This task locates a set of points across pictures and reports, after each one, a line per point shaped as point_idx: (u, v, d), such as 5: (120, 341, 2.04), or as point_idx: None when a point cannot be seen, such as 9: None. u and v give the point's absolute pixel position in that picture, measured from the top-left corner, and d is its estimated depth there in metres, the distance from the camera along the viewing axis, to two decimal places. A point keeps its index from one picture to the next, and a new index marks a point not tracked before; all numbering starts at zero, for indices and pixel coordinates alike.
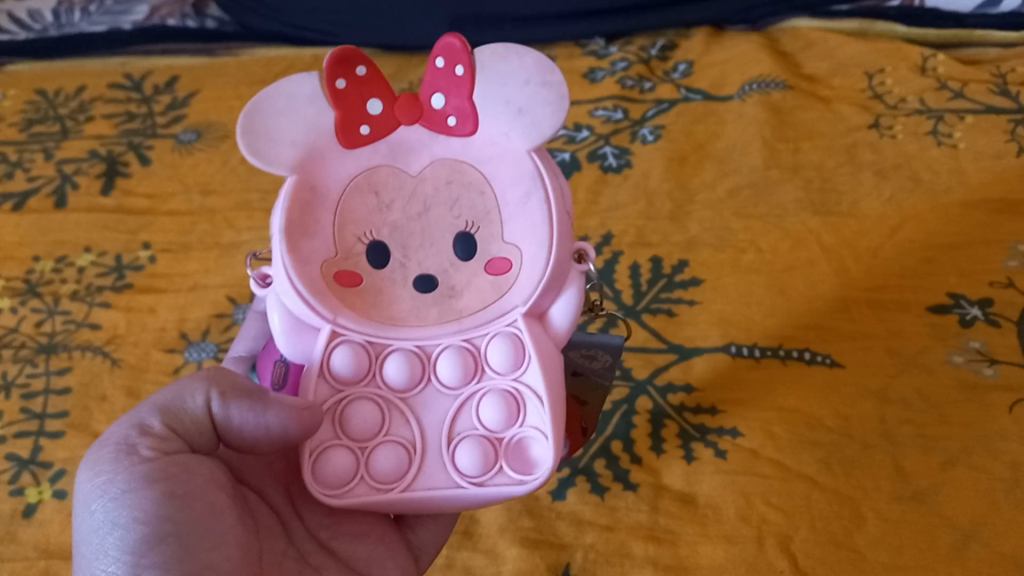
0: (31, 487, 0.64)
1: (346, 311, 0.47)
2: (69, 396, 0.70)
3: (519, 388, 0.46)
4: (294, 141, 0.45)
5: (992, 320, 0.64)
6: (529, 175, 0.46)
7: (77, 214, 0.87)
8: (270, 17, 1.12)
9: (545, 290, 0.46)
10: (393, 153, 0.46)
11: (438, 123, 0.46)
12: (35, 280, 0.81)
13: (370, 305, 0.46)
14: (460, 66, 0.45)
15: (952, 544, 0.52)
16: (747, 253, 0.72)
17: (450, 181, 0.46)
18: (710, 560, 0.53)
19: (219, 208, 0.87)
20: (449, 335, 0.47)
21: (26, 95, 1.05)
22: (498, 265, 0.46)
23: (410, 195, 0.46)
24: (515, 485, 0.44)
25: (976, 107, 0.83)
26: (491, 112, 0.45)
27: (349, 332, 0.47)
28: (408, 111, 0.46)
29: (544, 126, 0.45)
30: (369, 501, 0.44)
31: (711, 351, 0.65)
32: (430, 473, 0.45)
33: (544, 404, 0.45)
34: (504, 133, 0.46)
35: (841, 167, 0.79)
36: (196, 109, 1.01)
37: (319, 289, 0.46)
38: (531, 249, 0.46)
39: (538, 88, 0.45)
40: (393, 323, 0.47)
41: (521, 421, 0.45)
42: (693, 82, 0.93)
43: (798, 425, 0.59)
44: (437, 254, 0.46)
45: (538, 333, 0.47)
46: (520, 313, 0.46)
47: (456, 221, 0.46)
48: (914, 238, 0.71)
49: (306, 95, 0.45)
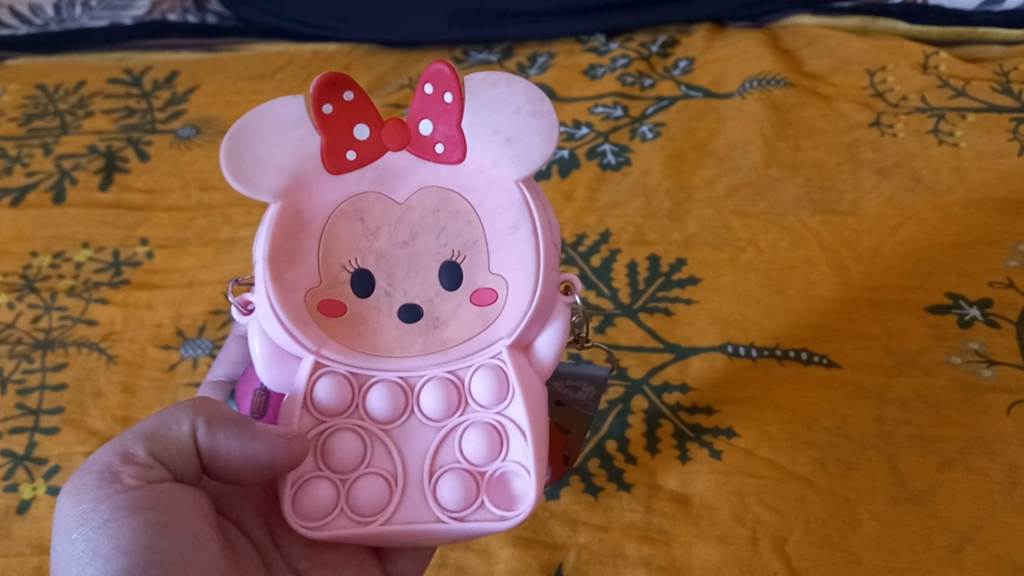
0: (26, 483, 0.64)
1: (330, 342, 0.46)
2: (65, 392, 0.70)
3: (503, 422, 0.45)
4: (278, 166, 0.45)
5: (991, 320, 0.63)
6: (518, 205, 0.45)
7: (75, 210, 0.87)
8: (270, 11, 1.11)
9: (531, 322, 0.46)
10: (379, 179, 0.46)
11: (427, 150, 0.46)
12: (33, 275, 0.81)
13: (354, 335, 0.46)
14: (450, 93, 0.45)
15: (947, 547, 0.51)
16: (746, 251, 0.72)
17: (438, 210, 0.46)
18: (705, 560, 0.53)
19: (217, 204, 0.86)
20: (434, 366, 0.47)
21: (26, 90, 1.05)
22: (484, 296, 0.46)
23: (396, 223, 0.45)
24: (496, 521, 0.44)
25: (979, 105, 0.82)
26: (480, 139, 0.45)
27: (332, 362, 0.46)
28: (396, 137, 0.46)
29: (533, 154, 0.45)
30: (347, 535, 0.44)
31: (707, 350, 0.65)
32: (411, 506, 0.45)
33: (528, 439, 0.44)
34: (493, 162, 0.45)
35: (841, 166, 0.78)
36: (195, 105, 1.00)
37: (303, 318, 0.46)
38: (518, 279, 0.45)
39: (527, 117, 0.45)
40: (377, 354, 0.46)
41: (504, 455, 0.45)
42: (693, 79, 0.92)
43: (794, 425, 0.58)
44: (423, 282, 0.46)
45: (522, 365, 0.47)
46: (504, 345, 0.46)
47: (443, 251, 0.45)
48: (915, 237, 0.70)
49: (292, 119, 0.45)
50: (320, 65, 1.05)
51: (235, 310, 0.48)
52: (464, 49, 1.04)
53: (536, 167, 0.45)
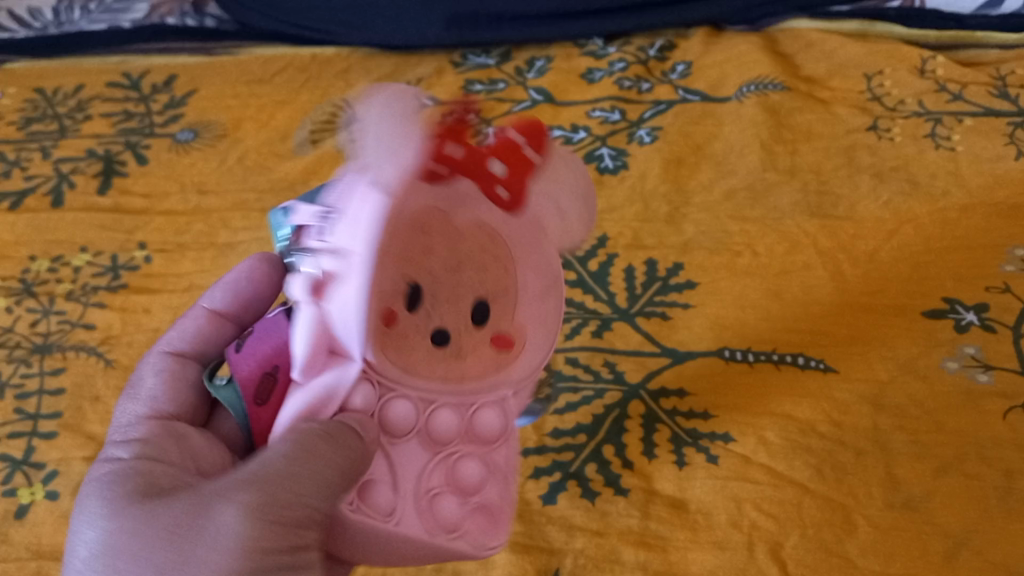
0: (24, 488, 0.64)
1: (384, 351, 0.39)
2: (63, 397, 0.70)
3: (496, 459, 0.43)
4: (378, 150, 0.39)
5: (987, 325, 0.63)
6: (552, 271, 0.45)
7: (73, 214, 0.87)
8: (269, 14, 1.11)
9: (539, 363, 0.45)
10: (447, 196, 0.41)
11: (493, 191, 0.43)
12: (31, 279, 0.81)
13: (399, 347, 0.39)
14: (535, 152, 0.45)
15: (943, 553, 0.51)
16: (743, 256, 0.72)
17: (484, 238, 0.42)
18: (701, 566, 0.53)
19: (216, 208, 0.87)
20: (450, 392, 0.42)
21: (24, 93, 1.05)
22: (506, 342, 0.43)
23: (456, 241, 0.40)
24: (472, 551, 0.42)
25: (976, 109, 0.82)
26: (538, 205, 0.45)
27: (377, 371, 0.39)
28: (472, 163, 0.43)
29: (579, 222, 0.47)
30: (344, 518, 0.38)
31: (704, 354, 0.65)
32: (408, 518, 0.39)
33: (510, 482, 0.44)
34: (546, 225, 0.45)
35: (838, 169, 0.78)
36: (193, 108, 1.00)
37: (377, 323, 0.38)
38: (537, 334, 0.45)
39: (576, 202, 0.46)
40: (405, 373, 0.40)
41: (489, 491, 0.43)
42: (691, 82, 0.92)
43: (791, 430, 0.59)
44: (458, 313, 0.40)
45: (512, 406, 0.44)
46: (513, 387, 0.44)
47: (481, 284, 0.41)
48: (911, 242, 0.70)
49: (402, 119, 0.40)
50: (318, 69, 1.05)
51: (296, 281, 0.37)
52: (462, 53, 1.04)
53: (569, 245, 0.46)
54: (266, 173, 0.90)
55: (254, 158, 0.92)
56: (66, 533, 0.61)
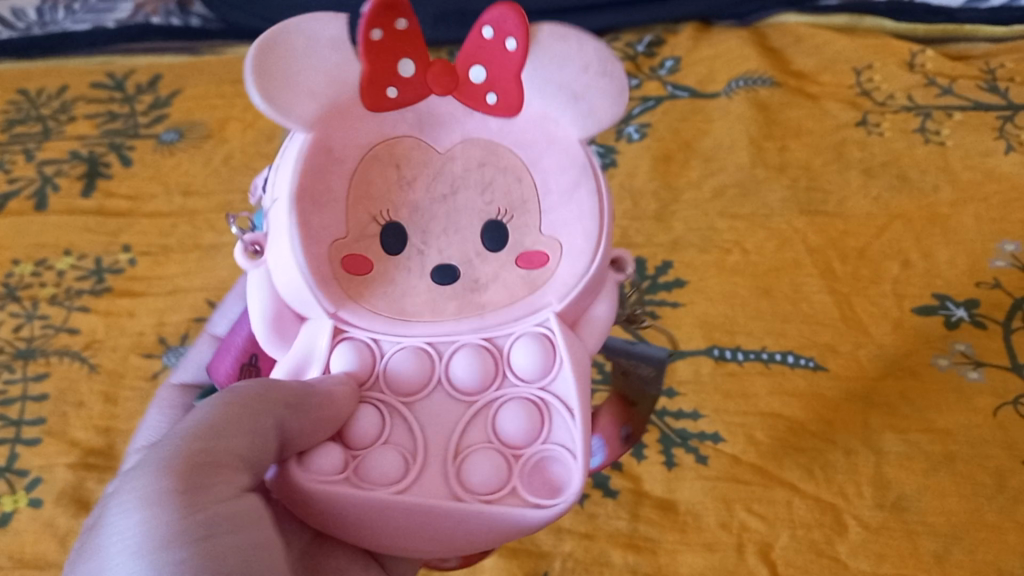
0: (6, 495, 0.63)
1: (350, 305, 0.38)
2: (47, 403, 0.69)
3: (547, 398, 0.38)
4: (312, 90, 0.36)
5: (977, 322, 0.63)
6: (579, 165, 0.38)
7: (56, 217, 0.86)
8: (256, 13, 1.10)
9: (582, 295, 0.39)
10: (419, 123, 0.38)
11: (477, 100, 0.38)
12: (15, 283, 0.80)
13: (378, 296, 0.38)
14: (512, 39, 0.37)
15: (933, 553, 0.51)
16: (732, 253, 0.71)
17: (484, 163, 0.38)
18: (691, 568, 0.52)
19: (201, 209, 0.86)
20: (468, 332, 0.38)
21: (8, 96, 1.04)
22: (533, 258, 0.39)
23: (433, 172, 0.38)
24: (531, 509, 0.35)
25: (964, 103, 0.82)
26: (542, 94, 0.38)
27: (352, 327, 0.38)
28: (442, 80, 0.38)
29: (602, 114, 0.38)
30: (339, 518, 0.35)
31: (694, 353, 0.64)
32: (428, 485, 0.36)
33: (575, 418, 0.37)
34: (555, 120, 0.38)
35: (828, 166, 0.78)
36: (179, 108, 0.99)
37: (324, 274, 0.37)
38: (574, 243, 0.38)
39: (596, 77, 0.38)
40: (402, 320, 0.38)
41: (544, 437, 0.37)
42: (680, 78, 0.91)
43: (780, 429, 0.58)
44: (462, 241, 0.38)
45: (574, 340, 0.39)
46: (553, 312, 0.38)
47: (487, 207, 0.38)
48: (901, 238, 0.70)
49: (327, 42, 0.37)
50: None
51: (240, 252, 0.39)
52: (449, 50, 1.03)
53: (604, 129, 0.38)
54: (251, 173, 0.89)
55: (239, 158, 0.91)
56: (50, 542, 0.60)
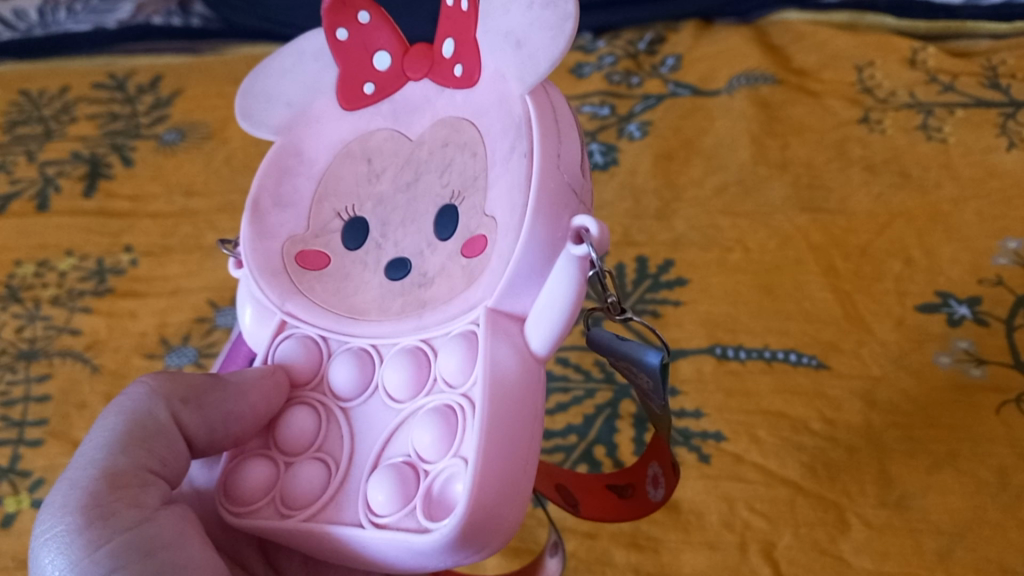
0: (10, 496, 0.63)
1: (295, 299, 0.43)
2: (49, 404, 0.69)
3: (462, 403, 0.36)
4: (288, 102, 0.46)
5: (980, 319, 0.63)
6: (518, 125, 0.38)
7: (58, 217, 0.86)
8: (256, 14, 1.10)
9: (513, 283, 0.37)
10: (394, 115, 0.44)
11: (447, 74, 0.42)
12: (17, 284, 0.80)
13: (332, 291, 0.43)
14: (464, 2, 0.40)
15: (936, 551, 0.51)
16: (734, 251, 0.71)
17: (447, 143, 0.42)
18: (693, 567, 0.52)
19: (202, 209, 0.86)
20: (408, 333, 0.41)
21: (10, 96, 1.04)
22: (475, 245, 0.39)
23: (405, 161, 0.43)
24: (420, 532, 0.35)
25: (966, 100, 0.82)
26: (493, 48, 0.39)
27: (302, 323, 0.43)
28: (416, 65, 0.44)
29: (539, 59, 0.37)
30: (271, 528, 0.39)
31: (696, 352, 0.64)
32: (342, 502, 0.38)
33: (479, 422, 0.35)
34: (503, 72, 0.39)
35: (830, 163, 0.78)
36: (180, 109, 0.99)
37: (275, 269, 0.44)
38: (504, 219, 0.38)
39: (540, 11, 0.37)
40: (351, 317, 0.42)
41: (454, 449, 0.36)
42: (681, 76, 0.91)
43: (782, 428, 0.58)
44: (416, 234, 0.42)
45: (504, 337, 0.38)
46: (484, 308, 0.38)
47: (443, 191, 0.41)
48: (903, 235, 0.70)
49: (313, 53, 0.46)
50: None
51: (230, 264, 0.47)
52: None
53: (540, 75, 0.37)
54: (253, 173, 0.90)
55: (240, 158, 0.91)
56: None
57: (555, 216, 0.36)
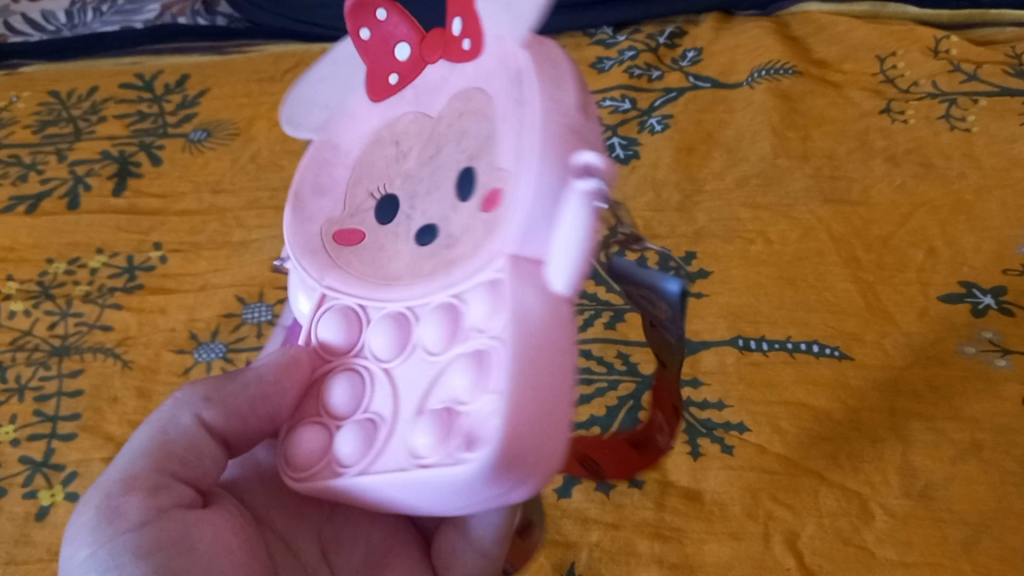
0: (44, 489, 0.65)
1: (332, 272, 0.44)
2: (81, 398, 0.71)
3: (490, 344, 0.35)
4: (324, 107, 0.51)
5: (1005, 309, 0.63)
6: (516, 76, 0.39)
7: (88, 215, 0.88)
8: (276, 12, 1.12)
9: (531, 226, 0.36)
10: (417, 98, 0.46)
11: (456, 51, 0.43)
12: (49, 282, 0.82)
13: (365, 263, 0.44)
14: (467, 41, 0.42)
15: (961, 542, 0.51)
16: (756, 243, 0.71)
17: (461, 112, 0.42)
18: (716, 558, 0.52)
19: (229, 207, 0.87)
20: (437, 292, 0.39)
21: (39, 97, 1.06)
22: (491, 198, 0.38)
23: (426, 139, 0.44)
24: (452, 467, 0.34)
25: (991, 89, 0.81)
26: (486, 13, 0.40)
27: (337, 295, 0.44)
28: (429, 51, 0.45)
29: (528, 10, 0.39)
30: (330, 488, 0.39)
31: (718, 344, 0.64)
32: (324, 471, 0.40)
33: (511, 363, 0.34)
34: (501, 36, 0.40)
35: (852, 154, 0.77)
36: (207, 108, 1.01)
37: (314, 247, 0.46)
38: (518, 163, 0.36)
39: None
40: (385, 283, 0.42)
41: (484, 387, 0.35)
42: (702, 69, 0.91)
43: (805, 418, 0.58)
44: (439, 200, 0.41)
45: (524, 279, 0.36)
46: (504, 255, 0.36)
47: (461, 156, 0.41)
48: (927, 225, 0.69)
49: (343, 58, 0.50)
50: None
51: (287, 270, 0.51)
52: None
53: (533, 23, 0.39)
54: (278, 170, 0.91)
55: (266, 156, 0.92)
56: None
57: (556, 150, 0.36)
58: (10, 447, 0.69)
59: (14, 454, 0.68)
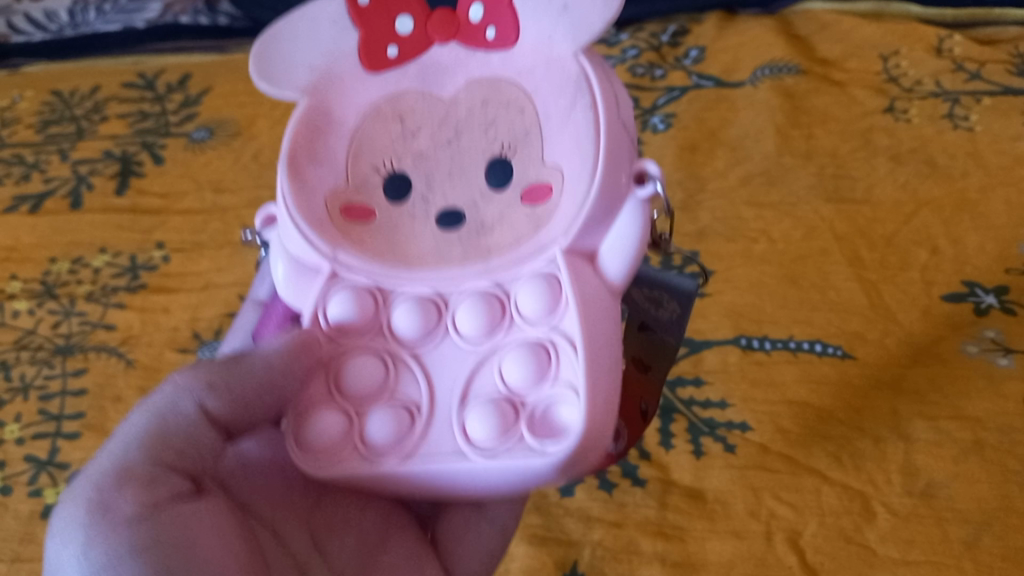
0: (49, 488, 0.65)
1: (346, 245, 0.46)
2: (85, 397, 0.71)
3: (555, 337, 0.43)
4: (310, 66, 0.46)
5: (1008, 308, 0.63)
6: (574, 82, 0.44)
7: (91, 214, 0.88)
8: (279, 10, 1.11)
9: (585, 226, 0.44)
10: (422, 77, 0.46)
11: (474, 38, 0.45)
12: (52, 281, 0.82)
13: (382, 241, 0.46)
14: (490, 29, 0.45)
15: (963, 540, 0.51)
16: (759, 243, 0.71)
17: (486, 101, 0.45)
18: (718, 556, 0.53)
19: (232, 206, 0.87)
20: (475, 276, 0.45)
21: (42, 96, 1.06)
22: (537, 193, 0.44)
23: (440, 120, 0.45)
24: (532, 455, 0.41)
25: (994, 88, 0.81)
26: (535, 14, 0.44)
27: (353, 269, 0.46)
28: (442, 28, 0.45)
29: (591, 22, 0.43)
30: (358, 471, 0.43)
31: (721, 343, 0.64)
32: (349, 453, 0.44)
33: (579, 352, 0.41)
34: (549, 37, 0.44)
35: (854, 153, 0.77)
36: (209, 107, 1.01)
37: (320, 219, 0.46)
38: (574, 167, 0.43)
39: None
40: (406, 262, 0.46)
41: (553, 377, 0.42)
42: (705, 68, 0.91)
43: (808, 417, 0.58)
44: (465, 185, 0.45)
45: (581, 272, 0.44)
46: (560, 250, 0.44)
47: (490, 146, 0.45)
48: (930, 224, 0.69)
49: (331, 17, 0.46)
50: None
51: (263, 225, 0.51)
52: None
53: (593, 35, 0.43)
54: None
55: (269, 155, 0.92)
56: None
57: (621, 168, 0.43)
58: (14, 445, 0.69)
59: (18, 452, 0.68)
